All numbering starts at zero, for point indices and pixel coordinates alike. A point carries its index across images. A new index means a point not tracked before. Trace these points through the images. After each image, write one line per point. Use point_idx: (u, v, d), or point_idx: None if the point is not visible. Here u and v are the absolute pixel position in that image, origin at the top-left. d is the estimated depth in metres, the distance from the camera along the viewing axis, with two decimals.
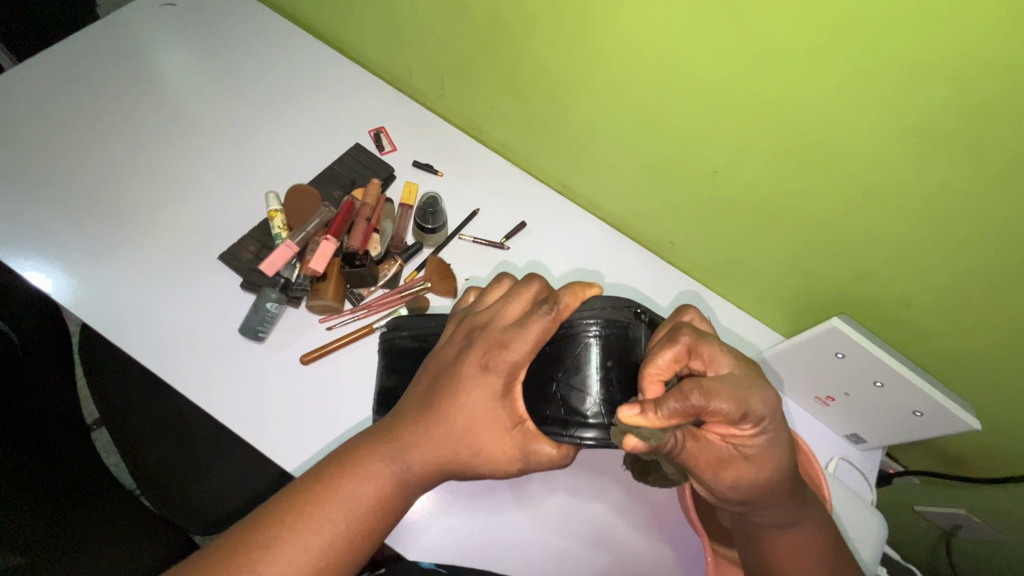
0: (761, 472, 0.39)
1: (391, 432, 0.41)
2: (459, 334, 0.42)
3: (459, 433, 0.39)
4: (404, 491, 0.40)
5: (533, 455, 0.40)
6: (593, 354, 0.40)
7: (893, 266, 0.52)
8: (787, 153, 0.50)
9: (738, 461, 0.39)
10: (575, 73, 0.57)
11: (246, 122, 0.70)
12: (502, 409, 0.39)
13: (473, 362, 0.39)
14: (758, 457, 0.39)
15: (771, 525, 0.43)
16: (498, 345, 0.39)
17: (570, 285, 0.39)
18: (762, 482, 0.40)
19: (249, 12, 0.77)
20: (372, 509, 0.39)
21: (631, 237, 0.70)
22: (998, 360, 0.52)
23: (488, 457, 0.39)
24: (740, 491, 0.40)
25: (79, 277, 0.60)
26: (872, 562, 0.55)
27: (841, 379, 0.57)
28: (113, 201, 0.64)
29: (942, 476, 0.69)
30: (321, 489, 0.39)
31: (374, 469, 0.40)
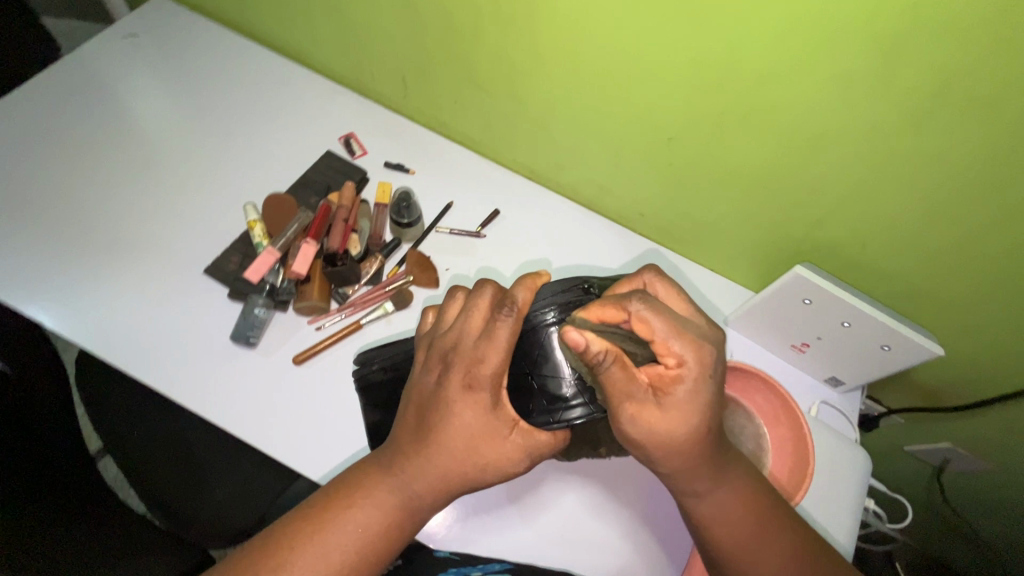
0: (672, 421, 0.39)
1: (393, 462, 0.43)
2: (434, 360, 0.43)
3: (460, 450, 0.41)
4: (416, 509, 0.43)
5: (534, 450, 0.43)
6: (555, 340, 0.44)
7: (845, 208, 0.55)
8: (733, 112, 0.53)
9: (652, 406, 0.39)
10: (527, 59, 0.59)
11: (218, 142, 0.72)
12: (496, 419, 0.41)
13: (456, 384, 0.41)
14: (673, 406, 0.39)
15: (685, 486, 0.43)
16: (476, 363, 0.41)
17: (521, 280, 0.41)
18: (671, 431, 0.39)
19: (208, 35, 0.79)
20: (387, 531, 0.42)
21: (602, 213, 0.73)
22: (953, 284, 0.55)
23: (495, 464, 0.42)
24: (648, 436, 0.40)
25: (71, 308, 0.61)
26: (860, 495, 0.58)
27: (811, 324, 0.60)
28: (95, 232, 0.66)
29: (923, 411, 0.72)
30: (332, 518, 0.41)
31: (380, 496, 0.42)
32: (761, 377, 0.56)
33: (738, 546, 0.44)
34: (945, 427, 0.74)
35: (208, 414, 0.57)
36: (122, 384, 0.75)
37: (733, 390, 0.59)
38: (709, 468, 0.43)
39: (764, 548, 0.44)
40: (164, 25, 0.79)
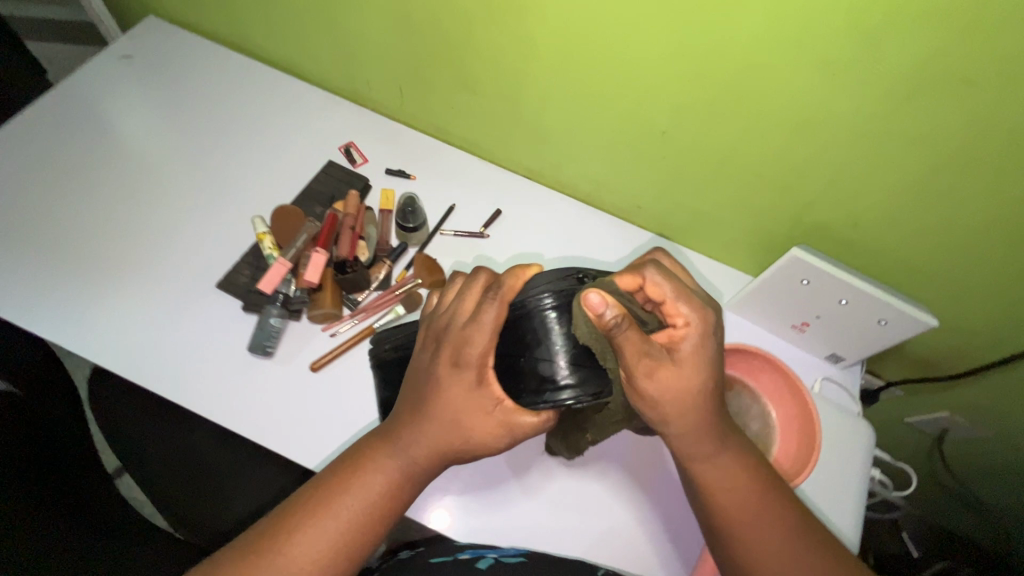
0: (684, 376, 0.42)
1: (392, 432, 0.47)
2: (429, 340, 0.46)
3: (449, 422, 0.44)
4: (410, 478, 0.46)
5: (516, 427, 0.44)
6: (549, 326, 0.42)
7: (835, 189, 0.57)
8: (724, 103, 0.54)
9: (668, 365, 0.42)
10: (521, 61, 0.61)
11: (219, 158, 0.73)
12: (481, 395, 0.44)
13: (445, 361, 0.44)
14: (686, 362, 0.42)
15: (693, 446, 0.46)
16: (463, 344, 0.43)
17: (511, 269, 0.43)
18: (683, 387, 0.43)
19: (201, 53, 0.80)
20: (383, 497, 0.46)
21: (601, 207, 0.74)
22: (943, 255, 0.57)
23: (478, 438, 0.44)
24: (663, 394, 0.42)
25: (84, 330, 0.62)
26: (867, 466, 0.60)
27: (810, 304, 0.62)
28: (104, 254, 0.67)
29: (920, 382, 0.75)
30: (341, 483, 0.45)
31: (382, 464, 0.46)
32: (759, 353, 0.58)
33: (736, 508, 0.46)
34: (942, 396, 0.77)
35: (230, 425, 0.58)
36: (138, 402, 0.76)
37: (739, 370, 0.60)
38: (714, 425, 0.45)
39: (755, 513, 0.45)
40: (157, 45, 0.80)
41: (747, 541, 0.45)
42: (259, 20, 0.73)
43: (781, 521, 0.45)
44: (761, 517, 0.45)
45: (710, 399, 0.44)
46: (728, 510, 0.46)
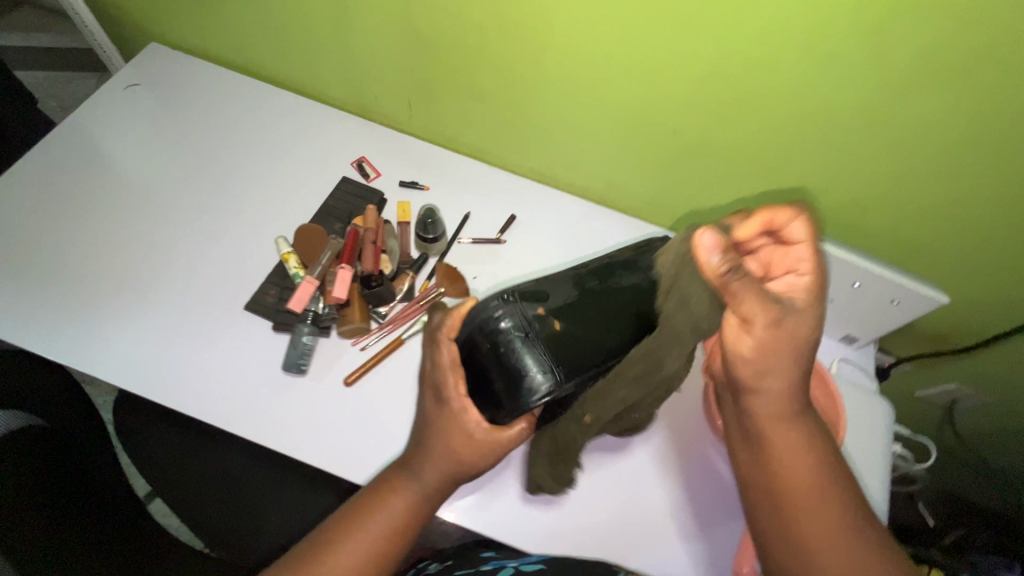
0: (795, 325, 0.45)
1: (408, 460, 0.51)
2: (422, 385, 0.54)
3: (449, 449, 0.49)
4: (425, 501, 0.50)
5: (496, 442, 0.49)
6: (501, 349, 0.47)
7: (845, 177, 0.58)
8: (734, 100, 0.56)
9: (779, 313, 0.45)
10: (531, 69, 0.62)
11: (234, 179, 0.74)
12: (462, 421, 0.49)
13: (431, 398, 0.52)
14: (796, 315, 0.45)
15: (775, 406, 0.48)
16: (439, 381, 0.51)
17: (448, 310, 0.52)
18: (789, 337, 0.46)
19: (207, 77, 0.80)
20: (402, 520, 0.49)
21: (613, 206, 0.76)
22: (951, 234, 0.59)
23: (468, 457, 0.49)
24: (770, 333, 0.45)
25: (112, 361, 0.62)
26: (888, 442, 0.62)
27: (824, 289, 0.64)
28: (124, 283, 0.66)
29: (931, 356, 0.77)
30: (367, 505, 0.49)
31: (401, 485, 0.50)
32: None
33: (799, 465, 0.47)
34: (953, 369, 0.79)
35: (271, 445, 0.58)
36: (167, 426, 0.76)
37: None
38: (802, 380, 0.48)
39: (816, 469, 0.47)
40: (162, 72, 0.80)
41: (807, 495, 0.46)
42: (264, 41, 0.73)
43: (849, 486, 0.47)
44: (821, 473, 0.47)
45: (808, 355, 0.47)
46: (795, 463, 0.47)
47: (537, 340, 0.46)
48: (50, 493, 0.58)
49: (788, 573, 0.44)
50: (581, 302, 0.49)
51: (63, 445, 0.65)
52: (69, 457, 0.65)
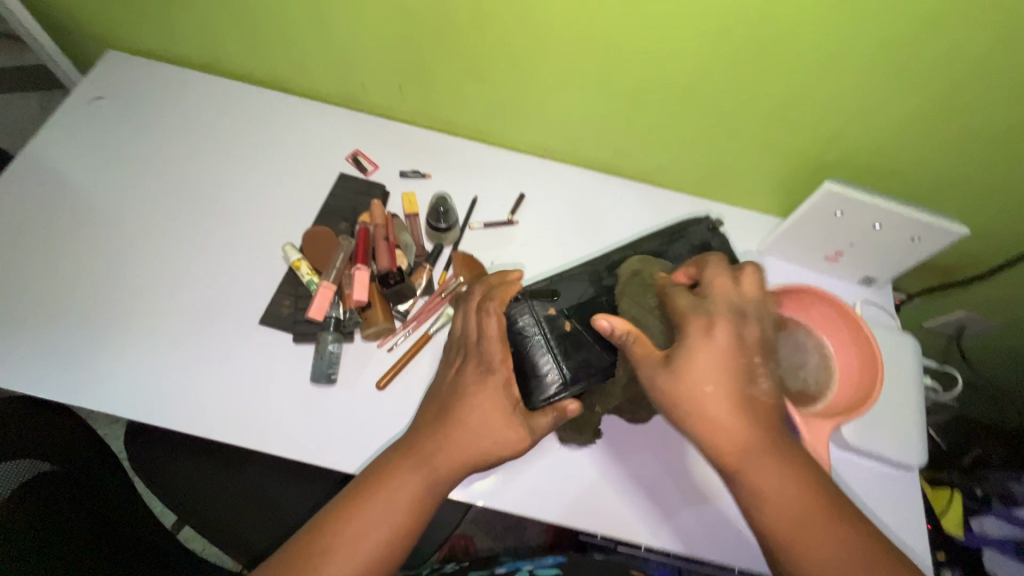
0: (684, 381, 0.45)
1: (415, 446, 0.49)
2: (454, 356, 0.54)
3: (477, 428, 0.48)
4: (434, 491, 0.47)
5: (532, 424, 0.49)
6: (531, 342, 0.52)
7: (861, 120, 0.58)
8: (749, 53, 0.54)
9: (663, 372, 0.46)
10: (531, 40, 0.58)
11: (222, 187, 0.70)
12: (503, 395, 0.49)
13: (472, 370, 0.51)
14: (684, 371, 0.45)
15: (727, 461, 0.44)
16: (484, 353, 0.51)
17: (500, 283, 0.54)
18: (682, 392, 0.45)
19: (176, 83, 0.75)
20: (409, 510, 0.46)
21: (620, 173, 0.75)
22: (967, 165, 0.60)
23: (501, 439, 0.48)
24: (688, 398, 0.45)
25: (122, 397, 0.57)
26: (918, 375, 0.63)
27: (844, 234, 0.64)
28: (117, 311, 0.61)
29: (941, 287, 0.79)
30: (365, 501, 0.45)
31: (404, 479, 0.47)
32: (799, 287, 0.60)
33: (787, 524, 0.42)
34: (962, 298, 0.81)
35: (311, 461, 0.55)
36: (187, 453, 0.73)
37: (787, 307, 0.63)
38: (759, 434, 0.44)
39: (808, 523, 0.42)
40: (127, 82, 0.74)
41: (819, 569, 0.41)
42: (236, 39, 0.68)
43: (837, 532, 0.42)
44: (822, 532, 0.42)
45: (727, 410, 0.44)
46: (788, 528, 0.42)
47: (548, 338, 0.52)
48: (67, 544, 0.54)
49: None
50: (594, 300, 0.56)
51: (75, 491, 0.60)
52: (84, 501, 0.61)
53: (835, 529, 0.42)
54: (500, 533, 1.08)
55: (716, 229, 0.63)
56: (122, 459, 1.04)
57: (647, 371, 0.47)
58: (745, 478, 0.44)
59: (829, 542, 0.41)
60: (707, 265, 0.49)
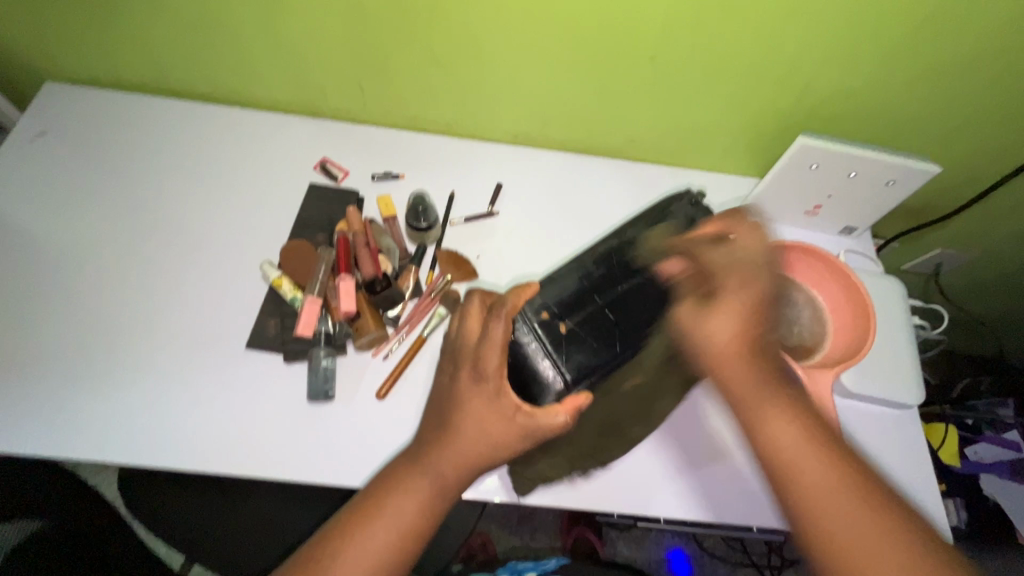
0: (722, 328, 0.45)
1: (422, 453, 0.47)
2: (449, 363, 0.51)
3: (474, 433, 0.46)
4: (442, 495, 0.45)
5: (533, 428, 0.46)
6: (532, 349, 0.50)
7: (827, 70, 0.58)
8: (710, 15, 0.53)
9: (699, 319, 0.46)
10: (490, 25, 0.57)
11: (186, 212, 0.67)
12: (501, 404, 0.46)
13: (467, 377, 0.48)
14: (722, 314, 0.45)
15: (754, 397, 0.44)
16: (479, 357, 0.48)
17: (513, 289, 0.50)
18: (720, 340, 0.45)
19: (123, 108, 0.71)
20: (418, 516, 0.44)
21: (594, 152, 0.74)
22: (932, 104, 0.60)
23: (501, 445, 0.46)
24: (701, 347, 0.46)
25: (108, 441, 0.54)
26: (907, 315, 0.65)
27: (821, 186, 0.65)
28: (92, 353, 0.58)
29: (917, 228, 0.81)
30: (374, 506, 0.44)
31: (412, 482, 0.46)
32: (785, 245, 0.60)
33: (804, 465, 0.41)
34: (937, 236, 0.83)
35: (319, 481, 0.54)
36: (185, 490, 0.70)
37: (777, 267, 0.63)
38: (771, 386, 0.44)
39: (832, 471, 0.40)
40: (69, 112, 0.70)
41: (837, 514, 0.39)
42: (181, 55, 0.65)
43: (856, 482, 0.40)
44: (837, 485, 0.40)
45: (747, 357, 0.45)
46: (804, 480, 0.40)
47: (545, 342, 0.51)
48: None
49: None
50: (585, 296, 0.54)
51: (70, 546, 0.58)
52: (82, 555, 0.58)
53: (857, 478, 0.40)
54: (516, 525, 1.08)
55: (699, 202, 0.61)
56: (119, 505, 1.01)
57: (681, 312, 0.48)
58: (757, 426, 0.43)
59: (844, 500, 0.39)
60: (739, 223, 0.48)
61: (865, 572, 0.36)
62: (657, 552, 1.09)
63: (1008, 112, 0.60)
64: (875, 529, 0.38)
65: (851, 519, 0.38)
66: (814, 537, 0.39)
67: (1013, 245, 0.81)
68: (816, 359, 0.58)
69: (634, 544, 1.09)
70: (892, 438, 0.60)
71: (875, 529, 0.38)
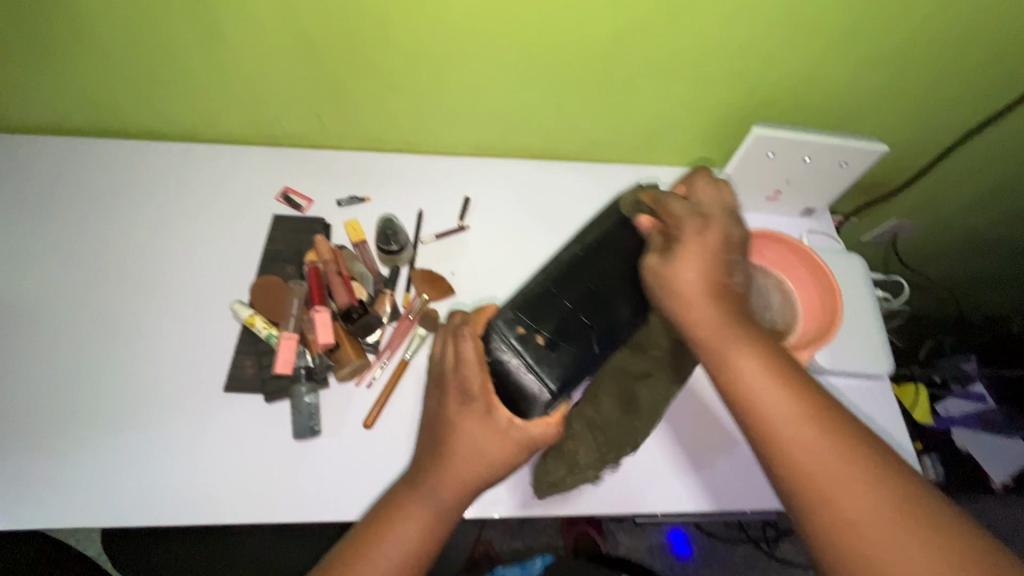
0: (690, 268, 0.45)
1: (418, 479, 0.47)
2: (432, 387, 0.51)
3: (469, 454, 0.46)
4: (440, 522, 0.46)
5: (529, 440, 0.47)
6: (515, 365, 0.48)
7: (775, 63, 0.59)
8: (657, 19, 0.54)
9: (661, 265, 0.46)
10: (442, 43, 0.56)
11: (145, 256, 0.64)
12: (492, 421, 0.46)
13: (454, 403, 0.47)
14: (688, 259, 0.45)
15: (719, 337, 0.43)
16: (462, 381, 0.47)
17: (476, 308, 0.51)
18: (679, 283, 0.45)
19: (67, 154, 0.69)
20: (418, 546, 0.44)
21: (558, 156, 0.75)
22: (876, 86, 0.63)
23: (497, 461, 0.46)
24: (669, 286, 0.46)
25: (84, 505, 0.52)
26: (871, 289, 0.67)
27: (780, 172, 0.67)
28: (57, 415, 0.56)
29: (873, 202, 0.84)
30: (372, 536, 0.44)
31: (411, 509, 0.46)
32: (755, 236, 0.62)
33: (770, 399, 0.40)
34: (892, 208, 0.87)
35: (316, 519, 0.53)
36: (175, 540, 0.68)
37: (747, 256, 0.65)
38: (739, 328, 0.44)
39: (809, 417, 0.39)
40: (10, 165, 0.67)
41: (808, 461, 0.38)
42: (125, 96, 0.63)
43: (834, 432, 0.39)
44: (818, 433, 0.38)
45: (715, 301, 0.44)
46: (767, 404, 0.40)
47: (525, 357, 0.48)
48: None
49: (812, 532, 0.37)
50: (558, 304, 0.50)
51: None
52: None
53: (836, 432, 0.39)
54: (517, 529, 1.09)
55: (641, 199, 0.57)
56: (105, 561, 0.97)
57: (648, 259, 0.48)
58: (723, 359, 0.43)
59: (817, 445, 0.38)
60: (702, 178, 0.51)
61: (830, 501, 0.36)
62: (659, 538, 1.11)
63: (948, 86, 0.63)
64: (830, 452, 0.38)
65: (807, 438, 0.38)
66: (783, 470, 0.38)
67: (963, 209, 0.85)
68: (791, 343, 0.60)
69: (634, 534, 1.11)
70: (872, 409, 0.63)
71: (828, 444, 0.38)
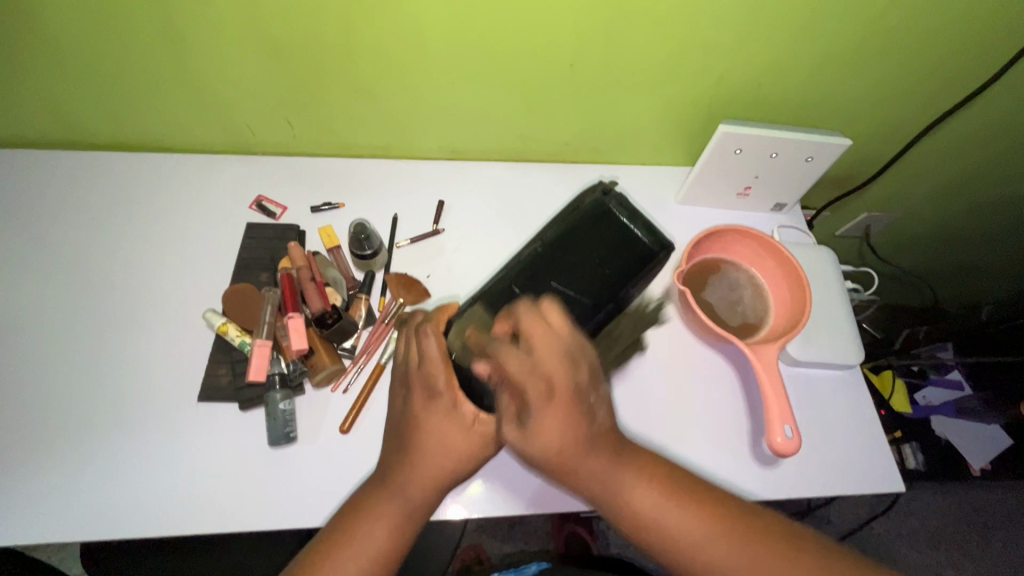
0: (553, 429, 0.42)
1: (385, 481, 0.47)
2: (399, 387, 0.52)
3: (436, 451, 0.47)
4: (409, 522, 0.46)
5: (496, 434, 0.47)
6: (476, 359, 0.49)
7: (737, 62, 0.61)
8: (619, 21, 0.55)
9: (525, 429, 0.43)
10: (408, 49, 0.57)
11: (116, 267, 0.64)
12: (458, 415, 0.47)
13: (420, 399, 0.48)
14: (545, 432, 0.42)
15: (600, 474, 0.45)
16: (426, 376, 0.48)
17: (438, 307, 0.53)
18: (551, 446, 0.43)
19: (35, 167, 0.68)
20: (386, 547, 0.44)
21: (532, 158, 0.75)
22: (837, 82, 0.64)
23: (464, 456, 0.47)
24: (542, 457, 0.43)
25: (54, 521, 0.51)
26: (841, 280, 0.69)
27: (750, 168, 0.68)
28: (25, 430, 0.55)
29: (842, 196, 0.86)
30: (339, 538, 0.44)
31: (378, 510, 0.46)
32: (721, 228, 0.63)
33: (666, 515, 0.44)
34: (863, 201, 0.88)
35: (288, 526, 0.53)
36: (154, 556, 0.67)
37: (714, 249, 0.66)
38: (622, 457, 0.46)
39: (693, 518, 0.44)
40: None
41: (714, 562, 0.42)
42: (93, 108, 0.63)
43: (729, 525, 0.43)
44: (710, 528, 0.43)
45: (590, 444, 0.44)
46: (670, 529, 0.43)
47: None
48: None
49: None
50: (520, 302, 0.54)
51: None
52: None
53: (724, 518, 0.43)
54: (507, 531, 1.09)
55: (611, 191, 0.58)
56: None
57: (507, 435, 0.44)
58: (620, 501, 0.45)
59: (716, 548, 0.42)
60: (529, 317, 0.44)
61: None
62: None
63: (907, 81, 0.65)
64: (725, 548, 0.42)
65: (715, 548, 0.42)
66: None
67: (930, 200, 0.87)
68: (759, 334, 0.61)
69: (623, 532, 1.11)
70: (844, 397, 0.64)
71: (723, 540, 0.42)
